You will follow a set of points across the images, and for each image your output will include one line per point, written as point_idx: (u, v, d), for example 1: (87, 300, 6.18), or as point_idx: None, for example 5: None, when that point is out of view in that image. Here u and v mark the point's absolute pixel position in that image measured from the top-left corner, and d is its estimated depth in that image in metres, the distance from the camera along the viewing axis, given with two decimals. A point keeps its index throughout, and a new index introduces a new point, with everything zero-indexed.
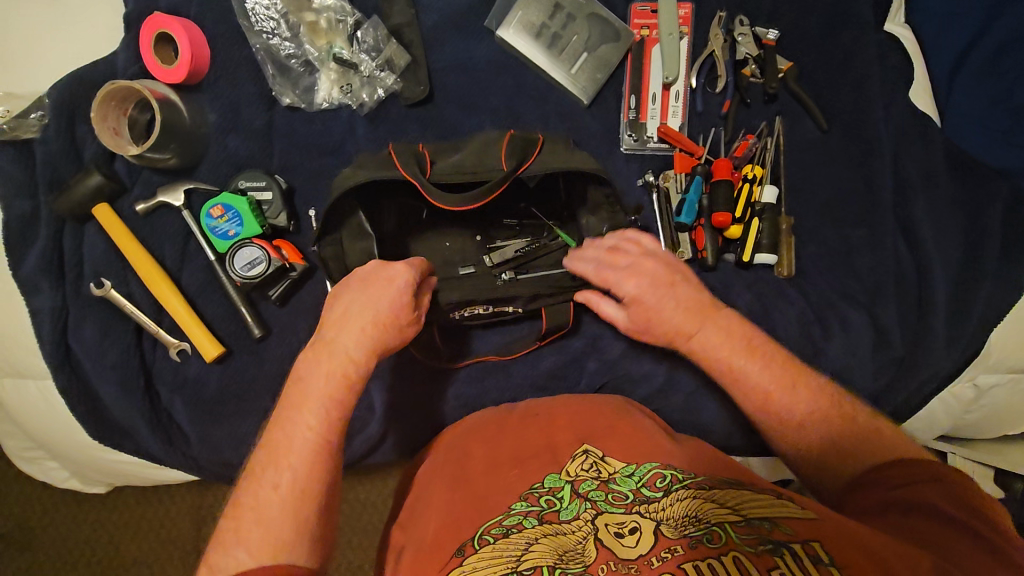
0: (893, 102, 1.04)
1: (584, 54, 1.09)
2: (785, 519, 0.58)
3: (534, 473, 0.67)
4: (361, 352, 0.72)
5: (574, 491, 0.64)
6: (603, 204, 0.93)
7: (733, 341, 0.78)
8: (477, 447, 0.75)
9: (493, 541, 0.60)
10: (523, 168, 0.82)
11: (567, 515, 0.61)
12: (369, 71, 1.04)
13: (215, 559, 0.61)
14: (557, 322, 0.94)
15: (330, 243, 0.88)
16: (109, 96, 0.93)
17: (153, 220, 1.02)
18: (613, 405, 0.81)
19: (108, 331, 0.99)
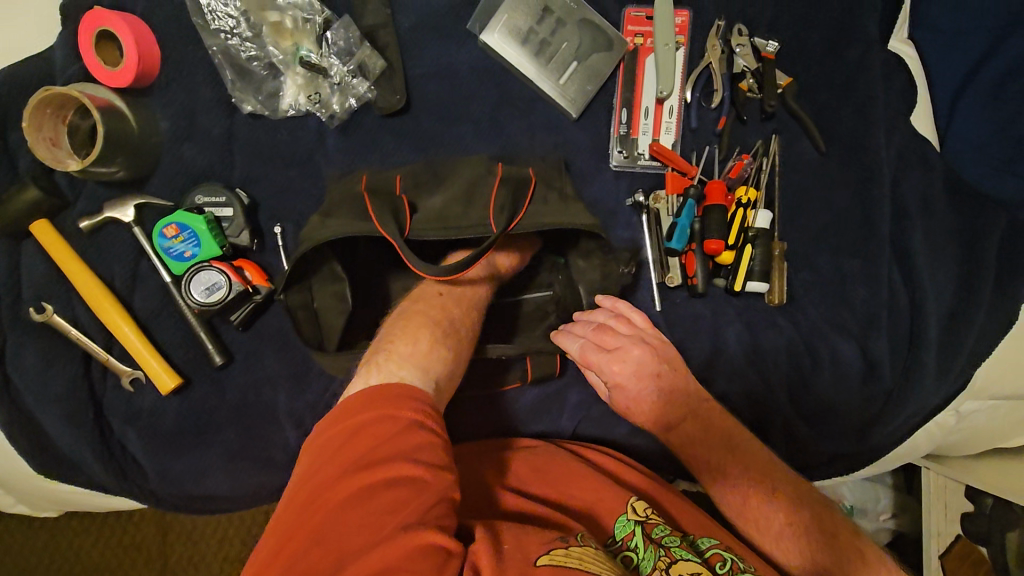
0: (894, 127, 1.00)
1: (574, 63, 1.01)
2: None
3: (610, 513, 0.75)
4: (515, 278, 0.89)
5: (646, 536, 0.70)
6: (595, 251, 0.90)
7: (715, 441, 0.82)
8: (551, 470, 0.82)
9: (583, 546, 0.63)
10: (512, 224, 0.77)
11: (646, 566, 0.66)
12: (339, 76, 0.94)
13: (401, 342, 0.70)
14: (543, 372, 0.92)
15: (297, 290, 0.82)
16: (45, 103, 0.82)
17: (101, 237, 0.93)
18: (647, 475, 0.87)
19: (51, 359, 0.91)
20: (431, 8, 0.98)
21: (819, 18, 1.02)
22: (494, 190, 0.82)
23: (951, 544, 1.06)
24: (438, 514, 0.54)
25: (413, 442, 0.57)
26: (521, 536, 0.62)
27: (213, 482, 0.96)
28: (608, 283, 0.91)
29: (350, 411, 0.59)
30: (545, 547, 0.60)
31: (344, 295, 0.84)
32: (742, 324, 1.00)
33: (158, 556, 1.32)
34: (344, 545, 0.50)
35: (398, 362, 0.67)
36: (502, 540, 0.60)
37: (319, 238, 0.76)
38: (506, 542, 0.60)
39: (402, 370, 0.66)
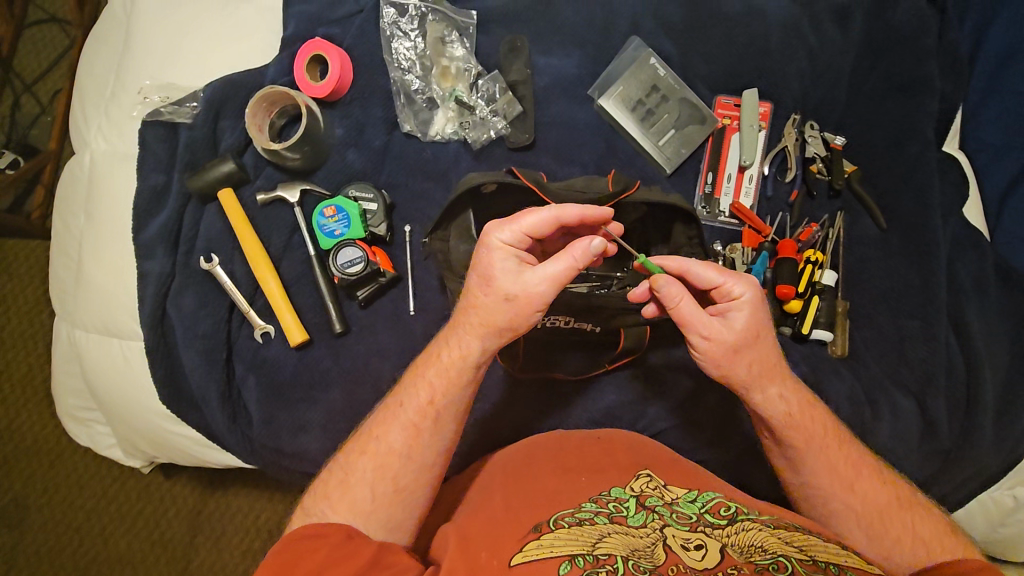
0: (950, 214, 1.14)
1: (671, 131, 1.22)
2: (849, 567, 0.64)
3: (601, 484, 0.78)
4: (470, 344, 0.80)
5: (639, 503, 0.73)
6: (683, 246, 1.00)
7: (795, 401, 0.83)
8: (559, 454, 0.87)
9: (568, 525, 0.70)
10: (628, 193, 0.94)
11: (635, 521, 0.69)
12: (483, 114, 1.17)
13: (337, 481, 0.80)
14: (632, 345, 1.00)
15: (439, 235, 0.96)
16: (263, 99, 1.07)
17: (268, 211, 1.11)
18: (645, 441, 0.91)
19: (205, 302, 1.06)
20: (562, 74, 1.21)
21: (884, 120, 1.20)
22: (610, 179, 0.97)
23: None
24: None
25: (351, 550, 0.72)
26: (496, 543, 0.72)
27: (309, 438, 1.05)
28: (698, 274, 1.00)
29: (298, 538, 0.73)
30: (519, 545, 0.69)
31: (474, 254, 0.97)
32: (807, 367, 1.09)
33: (183, 556, 1.39)
34: None
35: (337, 483, 0.79)
36: (481, 548, 0.71)
37: (473, 184, 0.92)
38: (484, 550, 0.71)
39: (336, 505, 0.78)
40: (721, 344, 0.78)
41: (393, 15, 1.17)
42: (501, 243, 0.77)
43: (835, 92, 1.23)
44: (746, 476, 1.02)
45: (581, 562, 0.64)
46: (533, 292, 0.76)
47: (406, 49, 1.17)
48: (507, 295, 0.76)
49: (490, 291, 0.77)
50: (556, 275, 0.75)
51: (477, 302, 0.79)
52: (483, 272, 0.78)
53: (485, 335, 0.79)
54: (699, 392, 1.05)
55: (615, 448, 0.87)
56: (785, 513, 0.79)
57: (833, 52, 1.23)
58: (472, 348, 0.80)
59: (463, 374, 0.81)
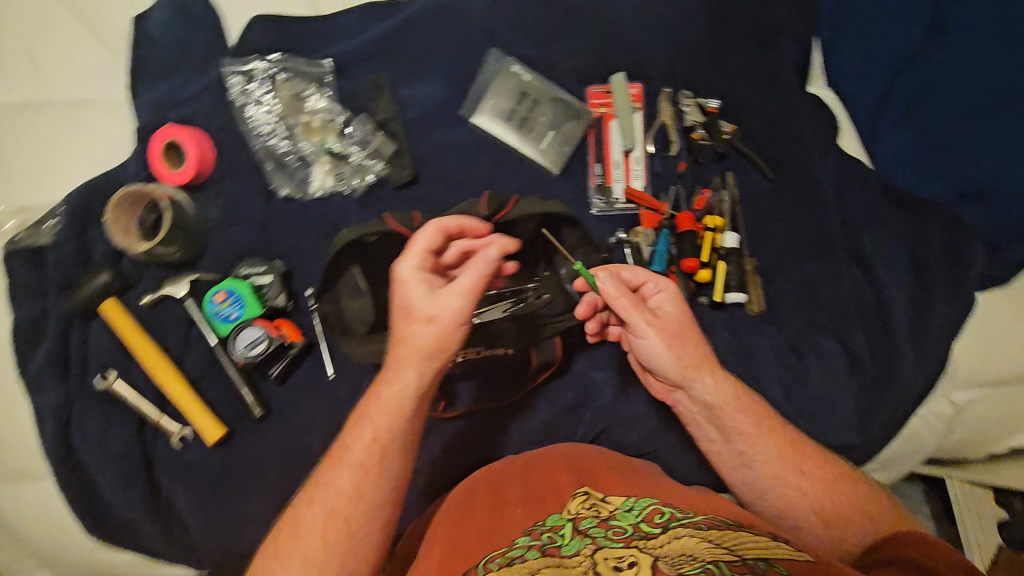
0: (827, 151, 1.17)
1: (550, 132, 1.22)
2: (780, 560, 0.60)
3: (538, 513, 0.70)
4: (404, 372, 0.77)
5: (574, 529, 0.66)
6: (579, 246, 0.98)
7: (727, 391, 0.86)
8: (500, 484, 0.79)
9: (496, 568, 0.62)
10: (504, 213, 0.93)
11: (568, 550, 0.62)
12: (358, 160, 1.15)
13: (282, 540, 0.74)
14: (546, 357, 0.97)
15: (329, 299, 0.94)
16: (123, 200, 1.01)
17: (159, 311, 1.07)
18: (591, 448, 0.86)
19: (112, 422, 1.01)
20: (430, 102, 1.20)
21: (748, 75, 1.23)
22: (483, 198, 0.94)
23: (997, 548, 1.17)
24: None
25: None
26: None
27: (253, 533, 1.01)
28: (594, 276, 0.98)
29: None
30: None
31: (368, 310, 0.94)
32: (730, 333, 1.09)
33: None
34: None
35: (287, 539, 0.74)
36: None
37: (346, 241, 0.90)
38: None
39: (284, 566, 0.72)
40: (668, 326, 0.84)
41: (240, 83, 1.14)
42: (410, 270, 0.78)
43: (699, 58, 1.24)
44: (693, 454, 1.02)
45: None
46: (451, 302, 0.76)
47: (263, 112, 1.14)
48: (427, 313, 0.76)
49: (412, 315, 0.77)
50: (470, 281, 0.76)
51: (405, 330, 0.78)
52: (402, 301, 0.78)
53: (417, 360, 0.77)
54: (630, 385, 1.04)
55: (558, 465, 0.80)
56: (727, 504, 0.74)
57: (686, 20, 1.24)
58: (408, 377, 0.77)
59: (407, 406, 0.78)
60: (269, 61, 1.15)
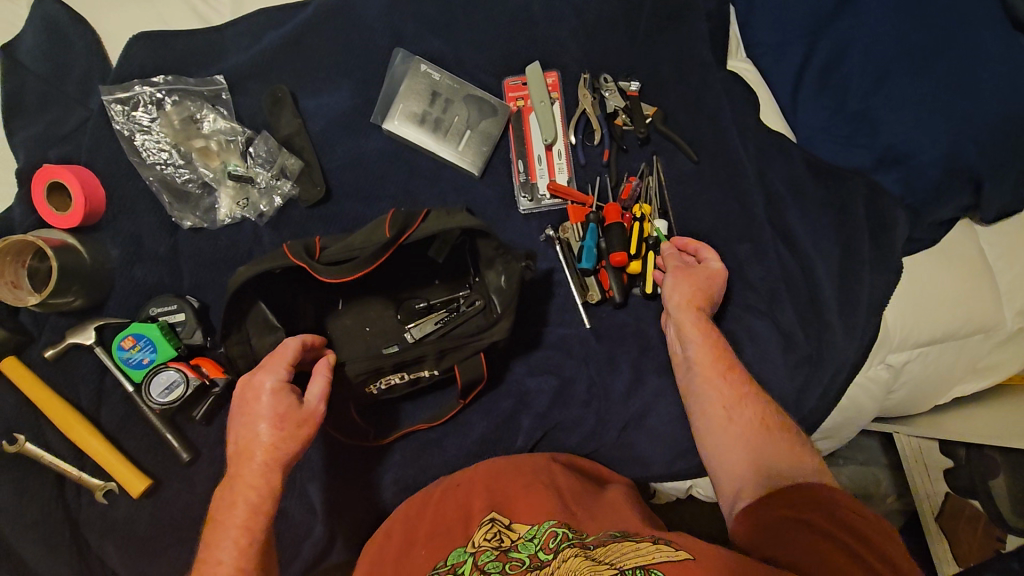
0: (747, 127, 1.12)
1: (467, 131, 1.17)
2: (657, 565, 0.60)
3: (440, 550, 0.70)
4: (258, 477, 0.74)
5: (474, 565, 0.66)
6: (497, 257, 0.92)
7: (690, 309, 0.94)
8: (415, 514, 0.78)
9: None
10: (404, 234, 0.84)
11: None
12: (265, 181, 1.09)
13: None
14: (472, 376, 0.93)
15: (235, 339, 0.87)
16: (4, 252, 0.94)
17: (66, 362, 1.00)
18: (515, 458, 0.83)
19: (22, 489, 0.94)
20: (336, 112, 1.14)
21: (663, 55, 1.20)
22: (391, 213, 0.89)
23: (942, 503, 1.16)
24: None
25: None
26: None
27: None
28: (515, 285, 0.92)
29: None
30: None
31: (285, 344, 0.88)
32: None
33: None
34: None
35: None
36: None
37: (238, 282, 0.84)
38: None
39: None
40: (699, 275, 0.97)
41: (124, 111, 1.06)
42: (265, 378, 0.77)
43: (613, 41, 1.21)
44: (636, 450, 1.01)
45: None
46: (306, 405, 0.78)
47: (154, 140, 1.07)
48: (282, 417, 0.75)
49: (265, 423, 0.75)
50: (324, 384, 0.79)
51: (249, 440, 0.75)
52: (250, 409, 0.76)
53: (271, 464, 0.74)
54: (567, 387, 1.04)
55: (473, 485, 0.78)
56: (635, 509, 0.77)
57: (596, 3, 1.21)
58: (253, 487, 0.73)
59: (256, 518, 0.72)
60: (155, 84, 1.08)
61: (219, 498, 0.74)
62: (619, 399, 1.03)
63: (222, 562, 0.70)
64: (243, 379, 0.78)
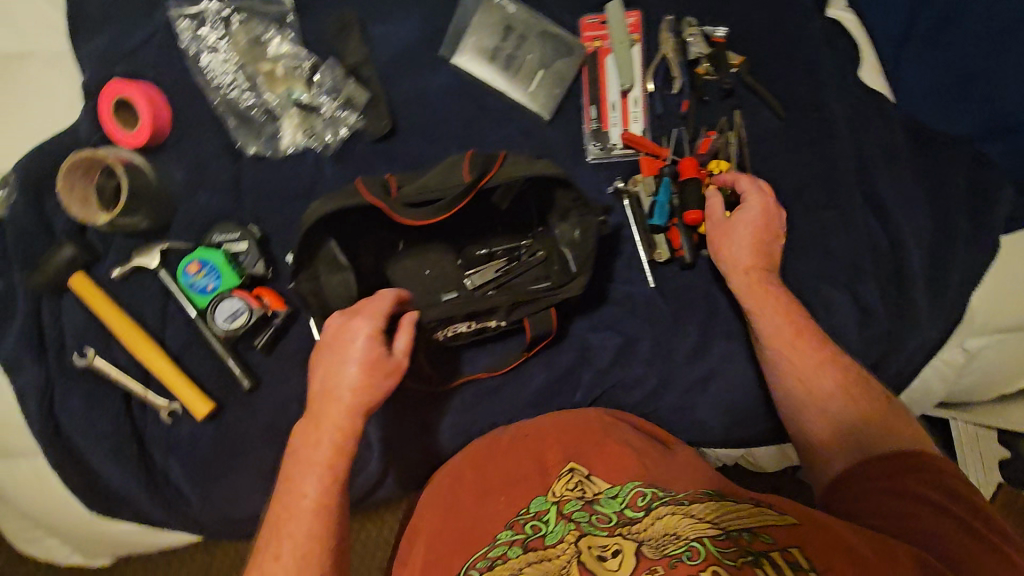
0: (847, 83, 1.07)
1: (540, 71, 1.10)
2: (762, 528, 0.61)
3: (520, 498, 0.70)
4: (342, 419, 0.75)
5: (559, 513, 0.67)
6: (573, 208, 0.92)
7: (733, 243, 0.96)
8: (481, 457, 0.78)
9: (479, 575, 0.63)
10: (489, 175, 0.82)
11: (553, 539, 0.64)
12: (330, 112, 1.05)
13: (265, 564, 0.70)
14: (543, 329, 0.91)
15: (306, 275, 0.86)
16: (75, 166, 0.94)
17: (133, 283, 1.01)
18: (578, 413, 0.82)
19: (96, 401, 0.98)
20: (406, 42, 1.09)
21: None
22: (468, 157, 0.88)
23: None
24: None
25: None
26: None
27: (251, 502, 1.00)
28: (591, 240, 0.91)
29: None
30: None
31: (349, 283, 0.87)
32: None
33: None
34: None
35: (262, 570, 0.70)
36: None
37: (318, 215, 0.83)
38: None
39: None
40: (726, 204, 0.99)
41: (191, 28, 1.03)
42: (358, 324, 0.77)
43: None
44: (694, 414, 1.00)
45: None
46: (392, 356, 0.78)
47: (220, 61, 1.04)
48: (370, 365, 0.76)
49: (354, 367, 0.76)
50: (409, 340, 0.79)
51: (337, 381, 0.76)
52: (341, 350, 0.76)
53: (356, 407, 0.76)
54: (629, 345, 1.02)
55: (539, 439, 0.77)
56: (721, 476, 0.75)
57: None
58: (337, 428, 0.75)
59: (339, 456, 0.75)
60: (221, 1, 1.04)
61: (303, 434, 0.75)
62: (682, 362, 1.01)
63: (307, 493, 0.73)
64: (334, 321, 0.78)
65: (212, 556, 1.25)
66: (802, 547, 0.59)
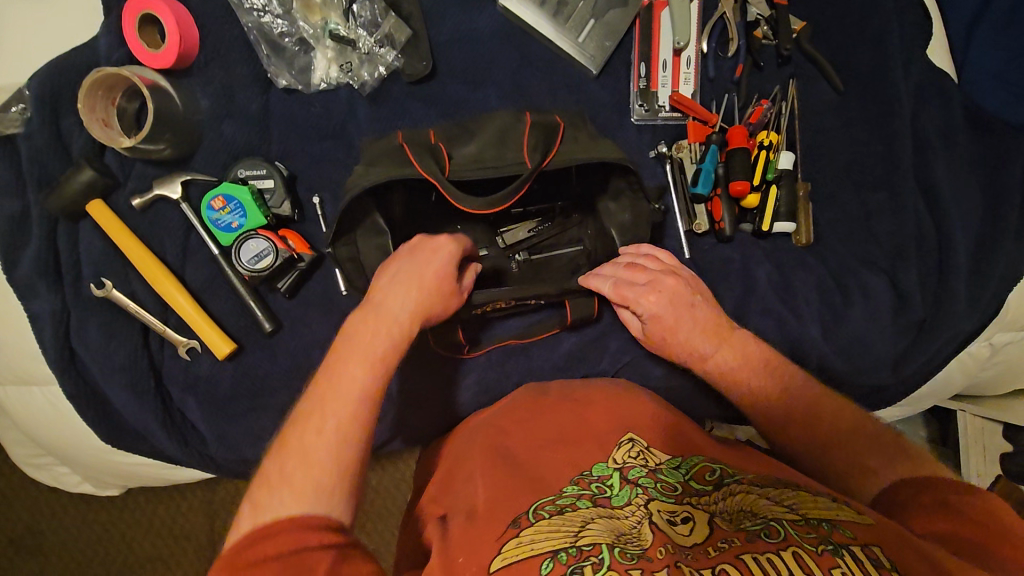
0: (912, 58, 1.01)
1: (591, 21, 1.04)
2: (844, 521, 0.61)
3: (582, 459, 0.70)
4: (407, 315, 0.73)
5: (623, 478, 0.67)
6: (625, 191, 0.90)
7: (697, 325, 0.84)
8: (531, 417, 0.78)
9: (549, 516, 0.63)
10: (546, 160, 0.78)
11: (619, 501, 0.64)
12: (367, 47, 0.99)
13: (288, 451, 0.63)
14: (581, 313, 0.94)
15: (344, 243, 0.85)
16: (97, 85, 0.88)
17: (153, 213, 0.97)
18: (623, 389, 0.83)
19: (113, 333, 0.95)
20: None
21: None
22: (527, 133, 0.83)
23: (992, 484, 1.10)
24: None
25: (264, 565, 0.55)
26: (473, 541, 0.64)
27: (268, 445, 0.99)
28: (640, 226, 0.91)
29: (246, 545, 0.56)
30: (497, 547, 0.62)
31: (388, 249, 0.86)
32: (773, 264, 1.02)
33: (209, 542, 1.26)
34: None
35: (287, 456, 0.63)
36: (457, 555, 0.64)
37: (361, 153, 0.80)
38: (461, 554, 0.64)
39: (287, 507, 0.59)
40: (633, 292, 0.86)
41: None
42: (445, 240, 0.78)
43: None
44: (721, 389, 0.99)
45: (563, 556, 0.58)
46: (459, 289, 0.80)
47: None
48: (445, 279, 0.76)
49: (432, 274, 0.75)
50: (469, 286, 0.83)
51: (412, 279, 0.74)
52: (424, 254, 0.76)
53: (422, 311, 0.74)
54: None
55: (594, 408, 0.78)
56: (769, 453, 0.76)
57: None
58: (399, 322, 0.72)
59: (393, 354, 0.71)
60: None
61: (364, 318, 0.72)
62: None
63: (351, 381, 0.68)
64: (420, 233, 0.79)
65: (216, 493, 1.25)
66: (882, 547, 0.58)
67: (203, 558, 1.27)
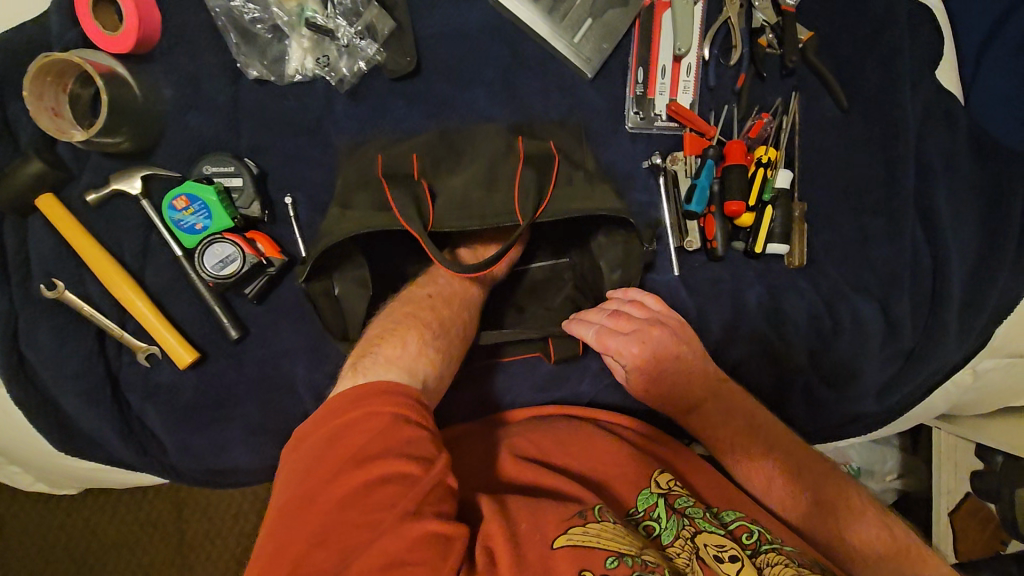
0: (921, 82, 0.98)
1: (588, 21, 0.97)
2: None
3: (630, 492, 0.73)
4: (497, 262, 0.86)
5: (671, 508, 0.70)
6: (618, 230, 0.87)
7: (684, 376, 0.85)
8: (578, 443, 0.81)
9: (612, 520, 0.64)
10: (538, 213, 0.78)
11: (669, 531, 0.67)
12: (347, 39, 0.91)
13: (394, 341, 0.68)
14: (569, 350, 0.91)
15: (321, 278, 0.82)
16: (45, 71, 0.80)
17: (109, 209, 0.90)
18: (658, 440, 0.87)
19: (66, 338, 0.89)
20: None
21: None
22: (519, 170, 0.81)
23: (960, 501, 1.07)
24: (434, 500, 0.54)
25: (397, 438, 0.55)
26: (537, 515, 0.63)
27: (233, 457, 0.95)
28: (631, 262, 0.88)
29: (340, 409, 0.57)
30: (563, 526, 0.61)
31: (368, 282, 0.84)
32: (765, 287, 0.98)
33: (176, 531, 1.21)
34: (346, 544, 0.50)
35: (403, 338, 0.69)
36: (517, 519, 0.62)
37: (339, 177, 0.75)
38: (523, 521, 0.61)
39: (388, 371, 0.63)
40: (616, 341, 0.83)
41: None
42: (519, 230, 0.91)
43: None
44: None
45: (629, 561, 0.58)
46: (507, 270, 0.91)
47: None
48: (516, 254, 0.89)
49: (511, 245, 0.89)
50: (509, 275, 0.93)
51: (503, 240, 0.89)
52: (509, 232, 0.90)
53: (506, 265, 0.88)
54: None
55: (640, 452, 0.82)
56: (794, 494, 0.79)
57: None
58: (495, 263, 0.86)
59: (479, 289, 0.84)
60: None
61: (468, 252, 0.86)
62: None
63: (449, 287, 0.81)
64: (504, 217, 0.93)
65: (177, 493, 1.21)
66: None
67: (170, 545, 1.22)
